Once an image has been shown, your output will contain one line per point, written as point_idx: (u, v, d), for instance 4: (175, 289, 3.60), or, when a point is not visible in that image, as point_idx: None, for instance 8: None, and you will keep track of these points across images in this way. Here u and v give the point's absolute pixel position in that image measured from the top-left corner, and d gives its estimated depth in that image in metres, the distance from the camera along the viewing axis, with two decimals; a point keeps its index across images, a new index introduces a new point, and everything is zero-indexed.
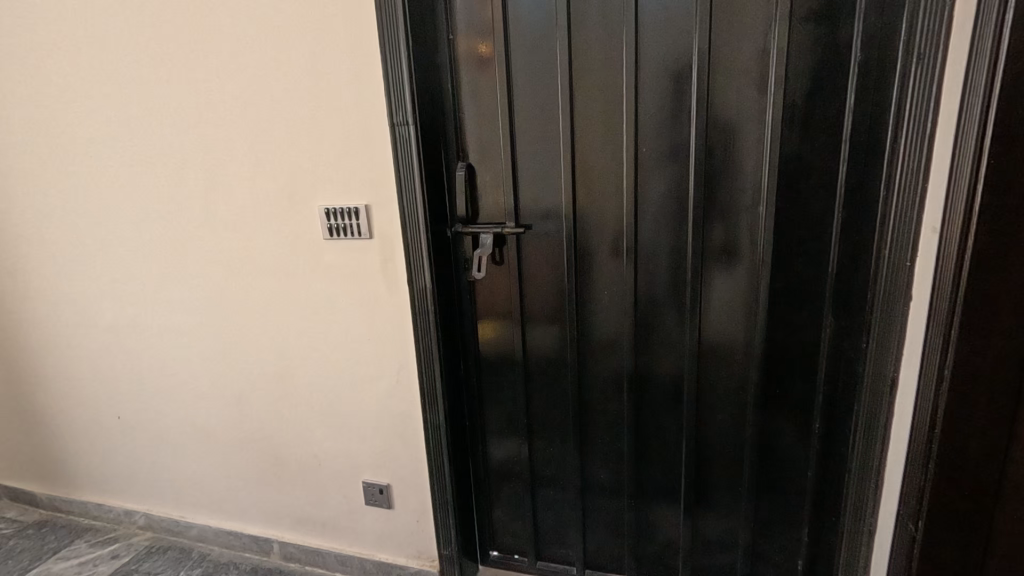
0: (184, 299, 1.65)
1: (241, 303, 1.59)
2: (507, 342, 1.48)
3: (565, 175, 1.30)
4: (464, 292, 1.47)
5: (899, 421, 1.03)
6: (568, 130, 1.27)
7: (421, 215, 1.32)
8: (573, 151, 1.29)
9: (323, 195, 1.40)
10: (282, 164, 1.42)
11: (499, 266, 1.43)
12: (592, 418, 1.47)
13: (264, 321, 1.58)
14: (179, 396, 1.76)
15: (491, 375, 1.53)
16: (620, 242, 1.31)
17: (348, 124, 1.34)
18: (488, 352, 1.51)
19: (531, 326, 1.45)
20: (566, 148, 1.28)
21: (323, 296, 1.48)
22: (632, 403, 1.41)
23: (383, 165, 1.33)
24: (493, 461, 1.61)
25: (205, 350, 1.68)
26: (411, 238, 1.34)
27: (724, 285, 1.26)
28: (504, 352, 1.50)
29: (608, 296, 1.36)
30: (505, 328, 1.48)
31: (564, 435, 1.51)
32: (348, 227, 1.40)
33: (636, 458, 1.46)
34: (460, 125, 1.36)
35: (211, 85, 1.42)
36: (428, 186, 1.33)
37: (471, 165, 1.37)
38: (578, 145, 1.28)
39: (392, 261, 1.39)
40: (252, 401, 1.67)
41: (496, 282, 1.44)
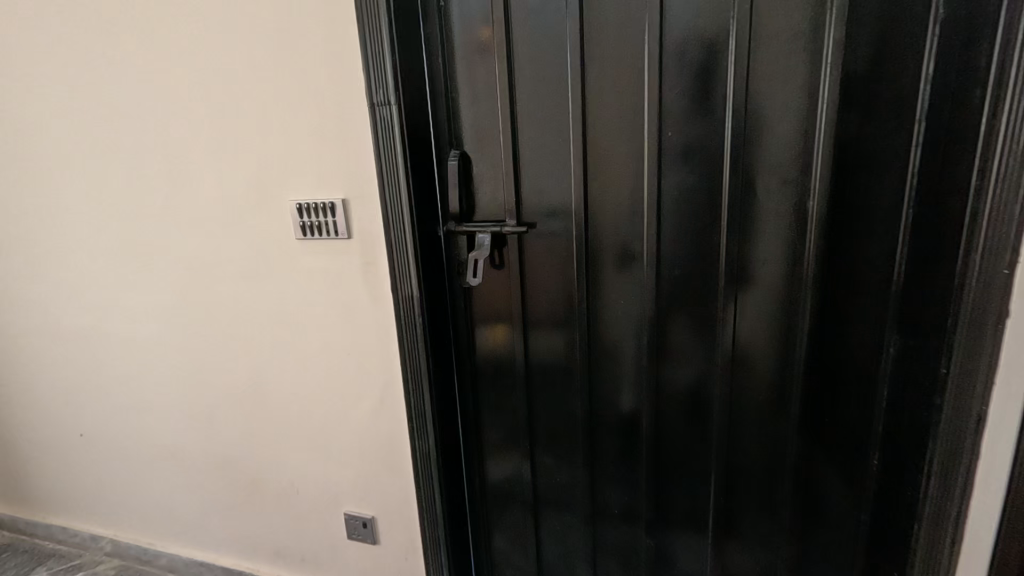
0: (147, 307, 1.48)
1: (209, 311, 1.41)
2: (506, 352, 1.30)
3: (575, 164, 1.11)
4: (459, 299, 1.29)
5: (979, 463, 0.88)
6: (579, 116, 1.09)
7: (406, 214, 1.14)
8: (585, 139, 1.10)
9: (296, 189, 1.22)
10: (249, 155, 1.24)
11: (498, 269, 1.24)
12: (604, 439, 1.29)
13: (233, 330, 1.40)
14: (146, 413, 1.59)
15: (489, 389, 1.35)
16: (640, 242, 1.12)
17: (323, 108, 1.15)
18: (486, 366, 1.33)
19: (536, 335, 1.26)
20: (577, 135, 1.09)
21: (297, 303, 1.30)
22: (651, 424, 1.22)
23: (364, 156, 1.15)
24: (491, 482, 1.42)
25: (172, 362, 1.51)
26: (394, 239, 1.15)
27: (764, 296, 1.07)
28: (504, 361, 1.31)
29: (625, 303, 1.17)
30: (503, 335, 1.29)
31: (572, 455, 1.33)
32: (323, 226, 1.22)
33: (656, 485, 1.27)
34: (453, 111, 1.17)
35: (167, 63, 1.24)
36: (416, 182, 1.14)
37: (466, 157, 1.18)
38: (591, 132, 1.09)
39: (374, 266, 1.21)
40: (222, 420, 1.49)
41: (496, 288, 1.26)
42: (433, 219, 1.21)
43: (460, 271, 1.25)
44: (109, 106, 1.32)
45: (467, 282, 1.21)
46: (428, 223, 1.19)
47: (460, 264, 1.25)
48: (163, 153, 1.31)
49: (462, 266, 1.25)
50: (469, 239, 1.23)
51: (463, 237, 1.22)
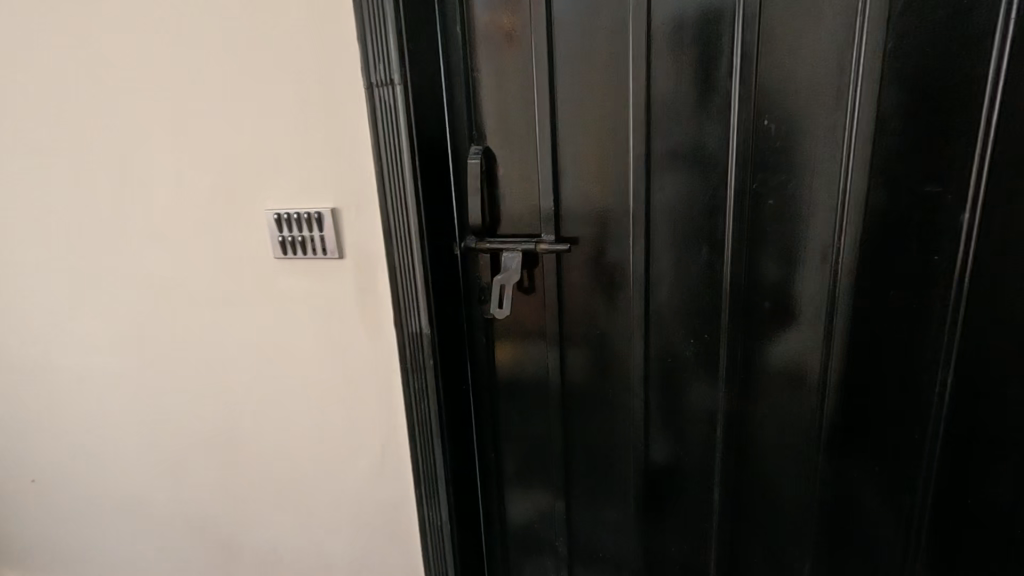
0: (98, 337, 1.21)
1: (172, 343, 1.15)
2: (536, 365, 1.02)
3: (637, 159, 0.86)
4: (478, 328, 1.02)
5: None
6: (643, 104, 0.84)
7: (414, 230, 0.86)
8: (649, 134, 0.85)
9: (269, 195, 0.94)
10: (213, 153, 0.97)
11: (528, 291, 0.98)
12: (663, 480, 1.00)
13: (202, 366, 1.14)
14: (104, 459, 1.33)
15: (512, 410, 1.06)
16: (719, 257, 0.87)
17: (307, 92, 0.88)
18: (511, 394, 1.05)
19: (577, 358, 0.99)
20: (638, 129, 0.85)
21: (276, 337, 1.04)
22: (728, 475, 0.96)
23: (360, 153, 0.87)
24: (513, 523, 1.13)
25: (133, 402, 1.25)
26: (398, 262, 0.88)
27: (888, 329, 0.82)
28: (535, 375, 1.02)
29: (698, 328, 0.91)
30: (532, 348, 1.01)
31: (621, 500, 1.05)
32: (307, 243, 0.94)
33: (731, 540, 0.99)
34: (475, 98, 0.91)
35: (109, 34, 0.97)
36: (429, 188, 0.87)
37: (489, 155, 0.93)
38: (656, 125, 0.84)
39: (372, 295, 0.93)
40: (195, 471, 1.25)
41: (526, 318, 1.00)
42: (448, 236, 0.94)
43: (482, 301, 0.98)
44: (37, 88, 1.05)
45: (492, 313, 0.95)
46: (444, 238, 0.92)
47: (481, 292, 0.98)
48: (106, 149, 1.04)
49: (484, 295, 0.98)
50: (494, 259, 0.96)
51: (487, 258, 0.96)
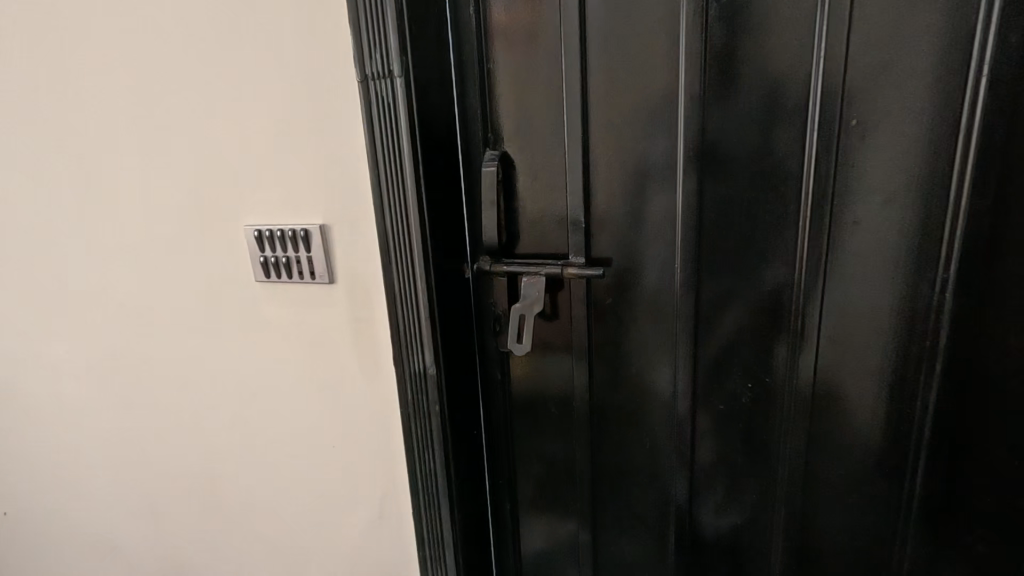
0: (64, 368, 1.08)
1: (139, 378, 1.00)
2: (560, 380, 0.85)
3: (688, 167, 0.71)
4: (491, 355, 0.86)
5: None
6: (698, 101, 0.68)
7: (416, 252, 0.71)
8: (703, 138, 0.69)
9: (247, 209, 0.80)
10: (185, 162, 0.83)
11: (550, 318, 0.82)
12: (711, 530, 0.83)
13: (170, 406, 0.99)
14: (76, 500, 1.20)
15: (528, 442, 0.90)
16: (789, 284, 0.70)
17: (292, 89, 0.73)
18: (528, 428, 0.89)
19: (609, 390, 0.83)
20: (690, 131, 0.69)
21: (252, 373, 0.88)
22: (793, 547, 0.78)
23: (354, 161, 0.73)
24: (528, 561, 0.96)
25: (99, 442, 1.10)
26: (398, 288, 0.73)
27: (1013, 383, 0.63)
28: (559, 391, 0.85)
29: (759, 368, 0.75)
30: (554, 367, 0.84)
31: (658, 556, 0.88)
32: (291, 265, 0.78)
33: None
34: (492, 95, 0.77)
35: (66, 24, 0.83)
36: (435, 201, 0.72)
37: (508, 161, 0.78)
38: (712, 126, 0.69)
39: (367, 327, 0.78)
40: (167, 521, 1.09)
41: (549, 346, 0.84)
42: (458, 256, 0.79)
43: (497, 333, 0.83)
44: None
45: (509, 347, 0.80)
46: (453, 259, 0.78)
47: (495, 320, 0.83)
48: (66, 156, 0.91)
49: (500, 324, 0.83)
50: (512, 284, 0.81)
51: (502, 283, 0.81)
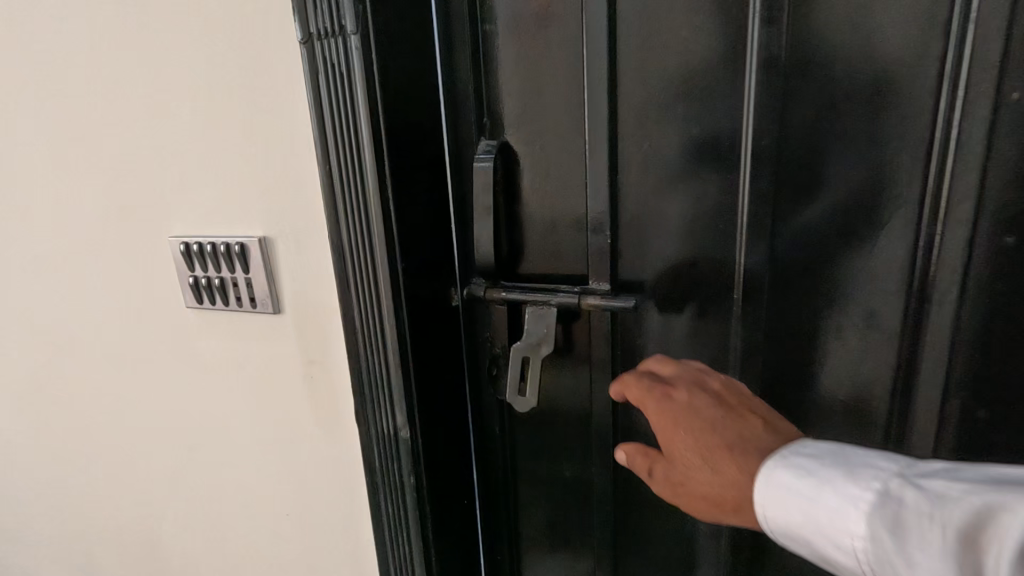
0: None
1: (46, 432, 0.80)
2: (575, 391, 0.63)
3: (760, 161, 0.50)
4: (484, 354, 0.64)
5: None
6: (777, 73, 0.48)
7: (381, 279, 0.53)
8: (780, 127, 0.49)
9: (170, 219, 0.62)
10: (89, 161, 0.64)
11: (564, 354, 0.62)
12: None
13: (87, 463, 0.80)
14: None
15: (531, 463, 0.67)
16: (905, 316, 0.49)
17: (216, 60, 0.54)
18: (533, 453, 0.66)
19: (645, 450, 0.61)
20: (761, 118, 0.49)
21: (193, 420, 0.71)
22: None
23: (300, 156, 0.54)
24: None
25: (9, 506, 0.91)
26: (358, 322, 0.55)
27: None
28: (573, 442, 0.64)
29: (858, 432, 0.53)
30: (568, 377, 0.62)
31: None
32: (228, 287, 0.60)
33: None
34: (489, 69, 0.57)
35: None
36: (409, 210, 0.53)
37: (509, 157, 0.59)
38: (795, 110, 0.49)
39: (323, 371, 0.59)
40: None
41: (564, 389, 0.63)
42: (445, 278, 0.60)
43: (492, 379, 0.63)
44: None
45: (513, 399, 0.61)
46: (437, 284, 0.59)
47: (489, 361, 0.63)
48: None
49: (496, 365, 0.63)
50: (512, 314, 0.61)
51: (500, 313, 0.61)
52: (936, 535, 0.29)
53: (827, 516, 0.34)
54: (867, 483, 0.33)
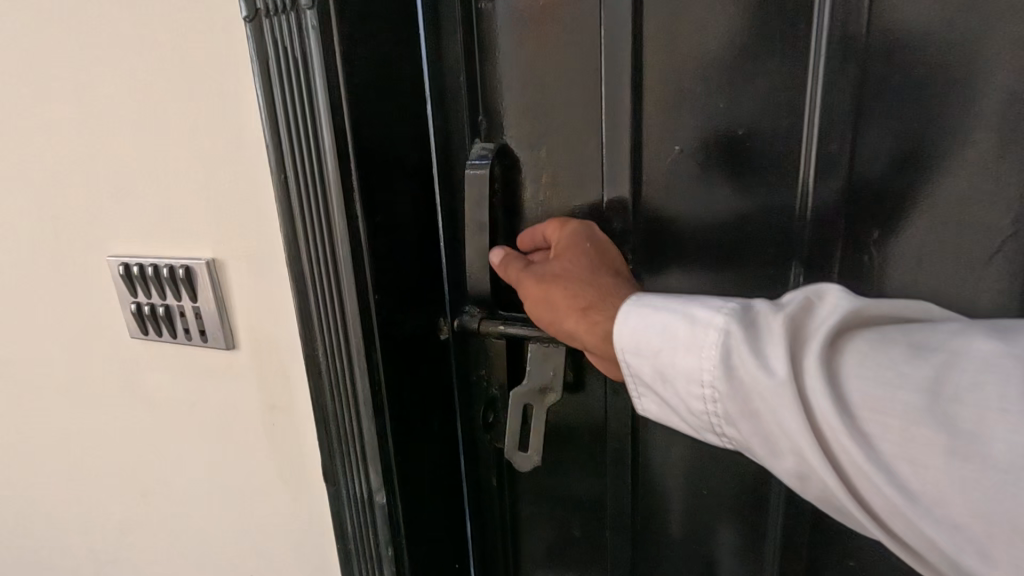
0: None
1: None
2: (587, 411, 0.53)
3: (826, 166, 0.41)
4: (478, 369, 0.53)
5: (971, 446, 0.25)
6: (849, 65, 0.39)
7: (350, 319, 0.43)
8: (852, 132, 0.40)
9: (110, 236, 0.52)
10: (17, 167, 0.54)
11: (576, 393, 0.52)
12: None
13: (28, 506, 0.70)
14: None
15: (536, 487, 0.57)
16: None
17: (154, 47, 0.45)
18: (538, 478, 0.56)
19: (668, 508, 0.52)
20: (826, 121, 0.40)
21: (144, 465, 0.61)
22: None
23: (251, 163, 0.44)
24: None
25: None
26: (323, 363, 0.45)
27: None
28: (586, 496, 0.55)
29: None
30: (579, 398, 0.53)
31: None
32: (175, 318, 0.51)
33: None
34: (487, 59, 0.47)
35: None
36: (387, 234, 0.43)
37: (510, 165, 0.49)
38: (871, 111, 0.39)
39: (286, 418, 0.50)
40: None
41: (575, 436, 0.54)
42: (432, 310, 0.50)
43: (488, 427, 0.53)
44: None
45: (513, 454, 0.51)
46: (419, 320, 0.48)
47: (484, 406, 0.53)
48: None
49: (493, 412, 0.53)
50: (511, 351, 0.52)
51: (498, 349, 0.51)
52: (779, 330, 0.32)
53: (687, 331, 0.35)
54: (725, 301, 0.36)
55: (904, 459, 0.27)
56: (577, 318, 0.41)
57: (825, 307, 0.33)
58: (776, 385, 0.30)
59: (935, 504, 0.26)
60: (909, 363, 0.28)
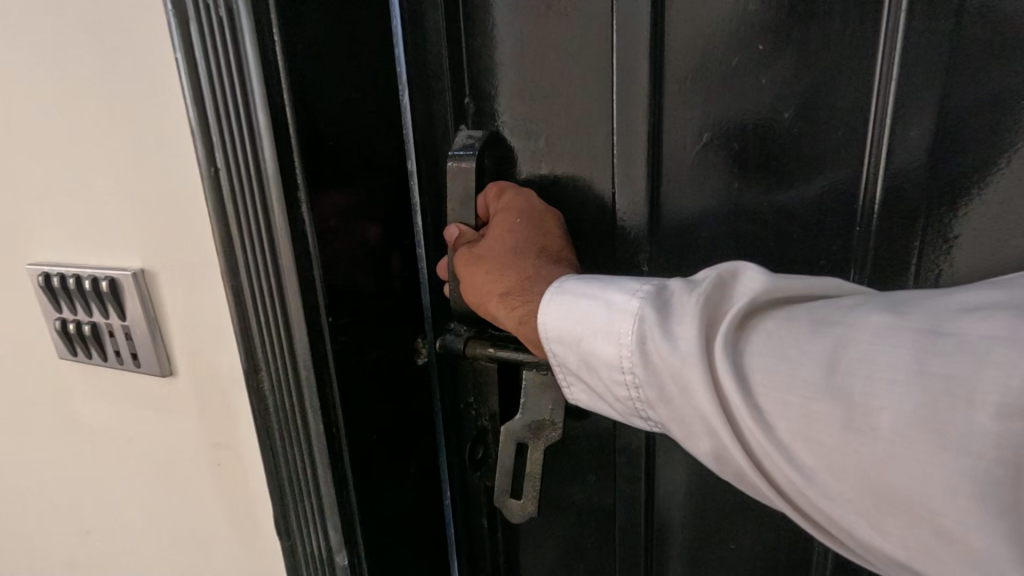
0: None
1: None
2: (591, 449, 0.45)
3: (899, 157, 0.32)
4: (470, 395, 0.44)
5: (870, 428, 0.23)
6: (936, 26, 0.30)
7: (297, 348, 0.34)
8: (937, 114, 0.31)
9: (31, 240, 0.44)
10: None
11: (577, 422, 0.44)
12: None
13: None
14: None
15: (532, 535, 0.49)
16: None
17: (65, 9, 0.36)
18: (534, 526, 0.48)
19: (688, 564, 0.44)
20: (902, 101, 0.31)
21: (84, 499, 0.53)
22: None
23: (180, 153, 0.35)
24: None
25: None
26: (269, 398, 0.37)
27: None
28: (587, 542, 0.47)
29: None
30: (582, 434, 0.45)
31: None
32: (104, 338, 0.43)
33: None
34: (475, 27, 0.39)
35: None
36: (346, 242, 0.35)
37: (503, 157, 0.41)
38: (960, 87, 0.30)
39: (233, 458, 0.42)
40: None
41: (577, 473, 0.46)
42: (408, 331, 0.41)
43: (477, 465, 0.45)
44: None
45: (502, 501, 0.43)
46: (391, 345, 0.39)
47: (472, 440, 0.45)
48: None
49: (482, 446, 0.45)
50: (503, 374, 0.43)
51: (488, 373, 0.43)
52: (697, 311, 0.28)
53: (607, 316, 0.31)
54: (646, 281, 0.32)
55: (805, 441, 0.24)
56: (496, 303, 0.36)
57: (743, 279, 0.29)
58: (691, 371, 0.27)
59: (844, 488, 0.23)
60: (817, 340, 0.26)
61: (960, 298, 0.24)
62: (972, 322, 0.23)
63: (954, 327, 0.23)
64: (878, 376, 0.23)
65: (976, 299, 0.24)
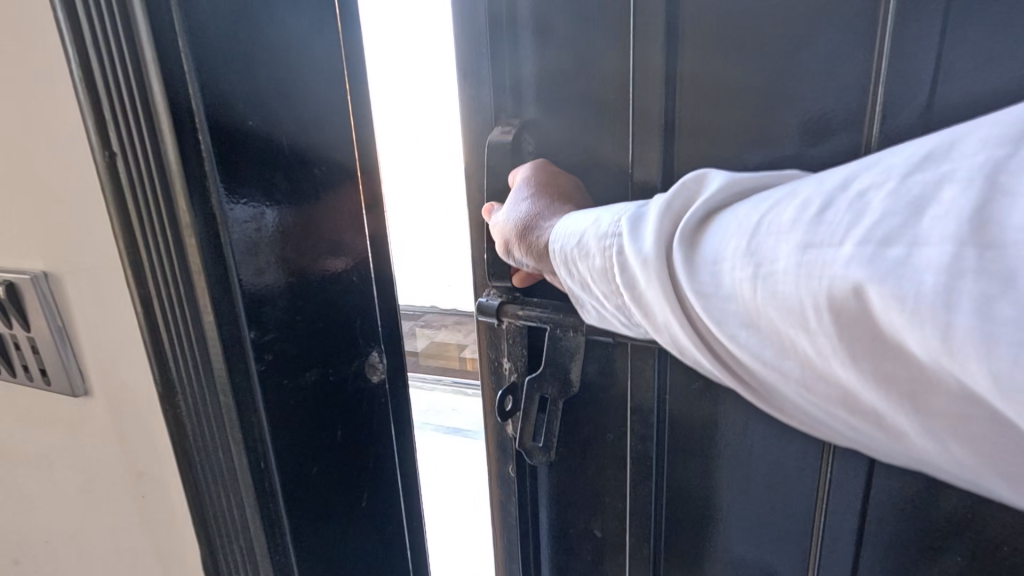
0: None
1: None
2: (604, 422, 0.41)
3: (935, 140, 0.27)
4: (502, 348, 0.42)
5: (770, 285, 0.19)
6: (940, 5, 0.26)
7: (215, 365, 0.29)
8: (932, 108, 0.27)
9: None
10: None
11: (592, 388, 0.41)
12: None
13: None
14: None
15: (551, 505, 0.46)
16: None
17: None
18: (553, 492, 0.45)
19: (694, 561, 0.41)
20: (897, 89, 0.28)
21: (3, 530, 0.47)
22: None
23: (66, 134, 0.29)
24: None
25: None
26: (188, 423, 0.31)
27: None
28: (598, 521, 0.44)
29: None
30: (593, 413, 0.41)
31: None
32: (10, 353, 0.37)
33: None
34: (494, 18, 0.36)
35: None
36: (269, 245, 0.30)
37: (534, 151, 0.38)
38: (955, 75, 0.26)
39: (159, 487, 0.36)
40: None
41: (598, 428, 0.42)
42: (353, 347, 0.36)
43: (505, 416, 0.41)
44: None
45: (529, 445, 0.42)
46: (332, 361, 0.34)
47: (504, 390, 0.41)
48: None
49: (512, 396, 0.41)
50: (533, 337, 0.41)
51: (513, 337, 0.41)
52: (648, 208, 0.24)
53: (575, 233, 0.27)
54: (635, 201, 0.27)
55: (715, 306, 0.21)
56: (518, 243, 0.32)
57: (704, 178, 0.24)
58: (623, 260, 0.24)
59: (769, 361, 0.20)
60: (744, 209, 0.21)
61: (889, 146, 0.18)
62: (899, 166, 0.17)
63: (866, 178, 0.18)
64: (782, 247, 0.19)
65: (910, 145, 0.18)
